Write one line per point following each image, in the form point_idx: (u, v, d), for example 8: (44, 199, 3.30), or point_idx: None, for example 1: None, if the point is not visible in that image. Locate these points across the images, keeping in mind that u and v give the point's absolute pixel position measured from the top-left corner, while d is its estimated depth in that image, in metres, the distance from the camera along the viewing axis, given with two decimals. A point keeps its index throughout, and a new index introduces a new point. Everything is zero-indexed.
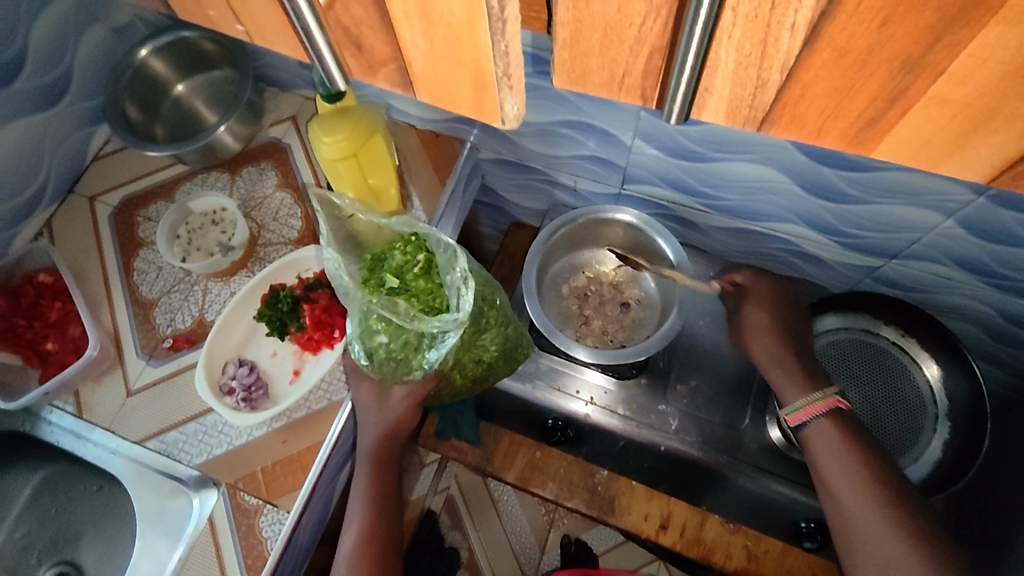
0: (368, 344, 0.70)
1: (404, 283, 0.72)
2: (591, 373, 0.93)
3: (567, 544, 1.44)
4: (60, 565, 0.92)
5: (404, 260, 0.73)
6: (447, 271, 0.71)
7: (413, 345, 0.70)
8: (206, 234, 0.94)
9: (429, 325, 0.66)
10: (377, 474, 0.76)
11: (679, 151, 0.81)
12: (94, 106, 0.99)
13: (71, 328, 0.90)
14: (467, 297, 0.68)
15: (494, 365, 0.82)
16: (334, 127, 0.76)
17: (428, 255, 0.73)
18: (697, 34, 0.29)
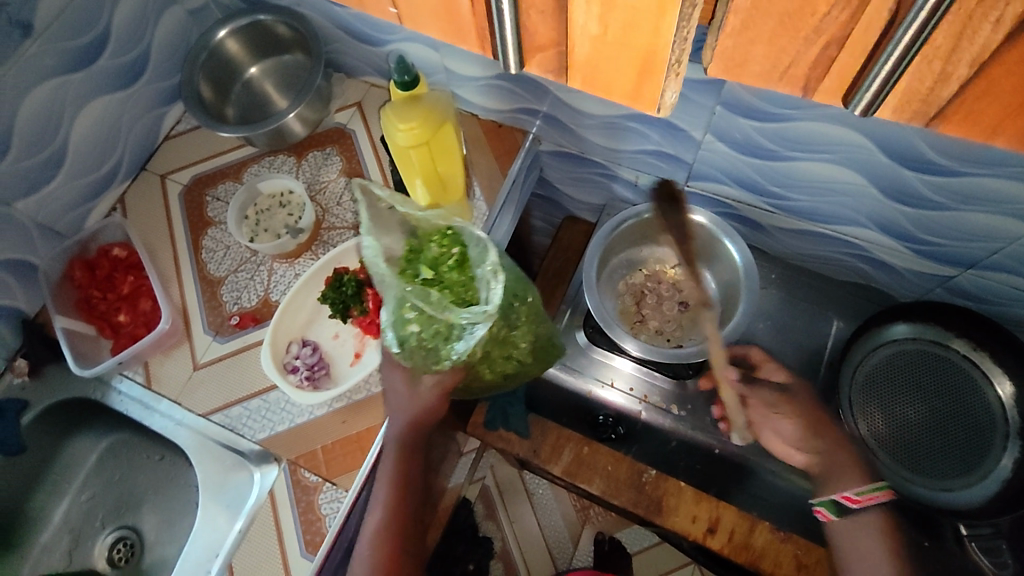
0: (400, 333, 0.69)
1: (438, 275, 0.72)
2: (620, 361, 0.93)
3: (601, 542, 1.45)
4: (122, 530, 0.96)
5: (439, 252, 0.73)
6: (479, 264, 0.71)
7: (443, 335, 0.67)
8: (273, 216, 0.95)
9: (460, 315, 0.65)
10: (403, 463, 0.74)
11: (747, 147, 0.80)
12: (169, 87, 1.02)
13: (142, 302, 0.93)
14: (497, 289, 0.67)
15: (522, 361, 0.80)
16: (407, 115, 0.77)
17: (463, 248, 0.73)
18: (904, 44, 0.34)
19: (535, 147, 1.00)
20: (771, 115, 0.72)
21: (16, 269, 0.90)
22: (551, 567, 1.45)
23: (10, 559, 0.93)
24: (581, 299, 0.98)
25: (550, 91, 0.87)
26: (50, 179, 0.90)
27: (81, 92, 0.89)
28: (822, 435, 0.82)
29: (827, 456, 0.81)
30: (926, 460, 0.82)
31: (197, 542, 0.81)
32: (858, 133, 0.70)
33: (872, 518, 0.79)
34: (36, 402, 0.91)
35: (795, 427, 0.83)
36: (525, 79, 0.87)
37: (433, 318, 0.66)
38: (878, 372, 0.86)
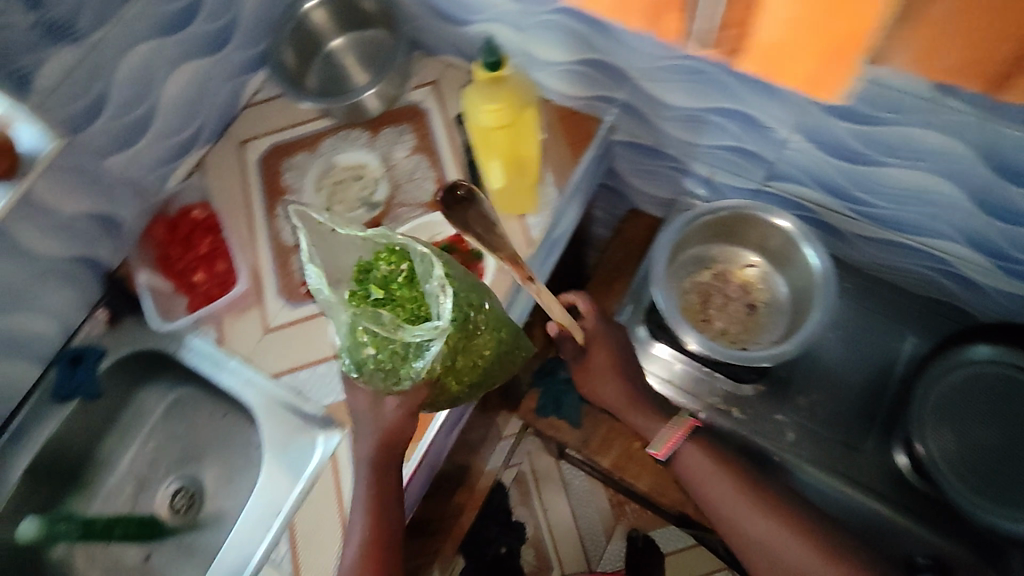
0: (357, 357, 0.65)
1: (389, 293, 0.70)
2: (659, 348, 0.94)
3: (635, 538, 1.45)
4: (182, 480, 1.01)
5: (387, 271, 0.71)
6: (428, 280, 0.68)
7: (401, 354, 0.65)
8: (348, 189, 0.97)
9: (412, 334, 0.63)
10: (375, 481, 0.74)
11: (837, 149, 0.77)
12: (253, 55, 1.04)
13: (218, 263, 0.95)
14: (447, 304, 0.64)
15: (492, 371, 0.77)
16: (491, 96, 0.77)
17: (411, 263, 0.71)
18: None
19: (608, 136, 0.98)
20: (870, 118, 0.70)
21: (102, 223, 0.94)
22: (582, 556, 1.45)
23: (80, 497, 0.98)
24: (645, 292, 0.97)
25: (633, 79, 0.85)
26: (138, 138, 0.93)
27: (173, 56, 0.91)
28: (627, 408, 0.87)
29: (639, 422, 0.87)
30: (1001, 488, 0.77)
31: (257, 500, 0.83)
32: (964, 145, 0.67)
33: (685, 446, 0.85)
34: (113, 350, 0.95)
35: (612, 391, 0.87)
36: (609, 66, 0.85)
37: (387, 340, 0.64)
38: (953, 391, 0.81)
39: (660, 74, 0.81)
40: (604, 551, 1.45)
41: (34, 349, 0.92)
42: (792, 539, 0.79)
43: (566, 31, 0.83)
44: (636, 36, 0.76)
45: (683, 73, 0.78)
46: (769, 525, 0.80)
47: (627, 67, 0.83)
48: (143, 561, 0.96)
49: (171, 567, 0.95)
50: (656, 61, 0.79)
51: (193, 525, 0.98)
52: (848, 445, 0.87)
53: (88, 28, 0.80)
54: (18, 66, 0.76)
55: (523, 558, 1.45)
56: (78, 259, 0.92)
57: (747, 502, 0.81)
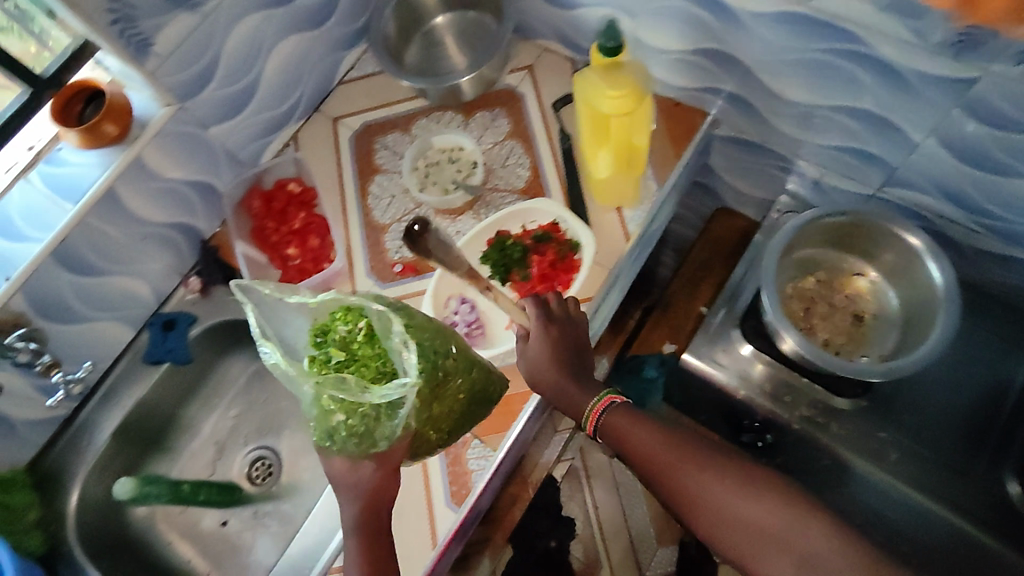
0: (327, 426, 0.57)
1: (349, 354, 0.59)
2: (747, 348, 0.90)
3: (686, 544, 1.30)
4: (262, 450, 1.02)
5: (345, 330, 0.59)
6: (389, 336, 0.59)
7: (374, 417, 0.56)
8: (442, 171, 0.97)
9: (380, 394, 0.55)
10: (367, 547, 0.64)
11: (974, 156, 0.72)
12: (352, 31, 1.03)
13: (311, 239, 0.96)
14: (414, 357, 0.56)
15: (466, 410, 0.70)
16: (615, 82, 0.74)
17: (369, 317, 0.60)
18: None
19: (711, 130, 0.94)
20: (1020, 123, 0.65)
21: (201, 191, 0.94)
22: (631, 561, 1.31)
23: (162, 459, 0.99)
24: (739, 295, 0.93)
25: (751, 71, 0.81)
26: (240, 109, 0.93)
27: (280, 28, 0.91)
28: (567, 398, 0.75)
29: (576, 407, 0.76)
30: None
31: None
32: None
33: (607, 416, 0.74)
34: (204, 318, 0.97)
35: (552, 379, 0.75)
36: (727, 57, 0.82)
37: (356, 405, 0.56)
38: None
39: (783, 67, 0.78)
40: (655, 555, 1.30)
41: (131, 311, 0.93)
42: (730, 493, 0.66)
43: (685, 18, 0.80)
44: (765, 25, 0.73)
45: (814, 67, 0.74)
46: (722, 487, 0.66)
47: (747, 59, 0.80)
48: (220, 526, 0.97)
49: (246, 535, 0.96)
50: (783, 54, 0.76)
51: (270, 495, 0.99)
52: (954, 468, 0.83)
53: None
54: (138, 30, 0.76)
55: (572, 554, 1.32)
56: (175, 226, 0.93)
57: (659, 450, 0.70)
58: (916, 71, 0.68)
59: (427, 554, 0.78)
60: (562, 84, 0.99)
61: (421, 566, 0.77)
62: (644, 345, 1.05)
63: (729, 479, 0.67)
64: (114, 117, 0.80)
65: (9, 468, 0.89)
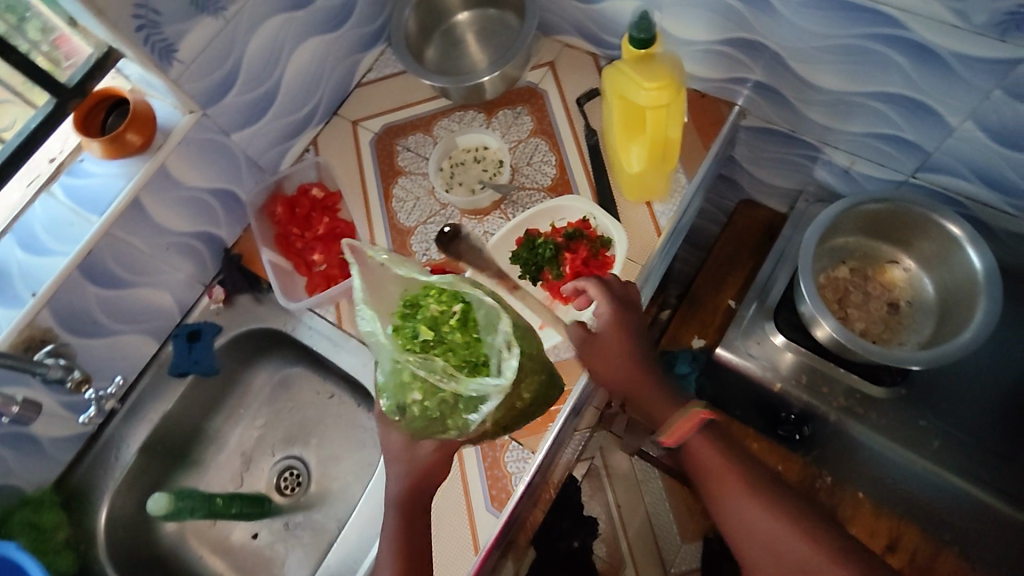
0: (404, 400, 0.59)
1: (438, 336, 0.60)
2: (782, 339, 0.89)
3: (710, 540, 1.26)
4: (290, 460, 0.99)
5: (439, 311, 0.61)
6: (489, 331, 0.60)
7: (451, 405, 0.58)
8: (468, 171, 0.95)
9: (467, 387, 0.56)
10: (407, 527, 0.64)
11: (1012, 136, 0.72)
12: (369, 33, 1.02)
13: (336, 244, 0.94)
14: (512, 361, 0.57)
15: (528, 411, 0.68)
16: (649, 73, 0.74)
17: (466, 305, 0.61)
18: None
19: (737, 121, 0.94)
20: None
21: (224, 199, 0.93)
22: (656, 559, 1.29)
23: (191, 474, 0.97)
24: (772, 287, 0.92)
25: (781, 59, 0.81)
26: (262, 115, 0.92)
27: (301, 31, 0.90)
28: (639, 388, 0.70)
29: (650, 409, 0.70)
30: None
31: (377, 483, 0.82)
32: None
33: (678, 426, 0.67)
34: (229, 328, 0.95)
35: (622, 360, 0.71)
36: (757, 46, 0.82)
37: (438, 390, 0.57)
38: None
39: (814, 54, 0.77)
40: (679, 553, 1.28)
41: (155, 323, 0.92)
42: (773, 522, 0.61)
43: (714, 7, 0.80)
44: (797, 12, 0.73)
45: (849, 52, 0.74)
46: (771, 534, 0.61)
47: (778, 48, 0.80)
48: (251, 539, 0.95)
49: (278, 548, 0.94)
50: (816, 41, 0.75)
51: (301, 506, 0.96)
52: (1000, 456, 0.82)
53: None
54: (163, 36, 0.75)
55: (595, 554, 1.30)
56: (198, 235, 0.91)
57: (719, 468, 0.65)
58: (955, 54, 0.67)
59: (468, 559, 0.76)
60: (585, 80, 0.98)
61: (462, 572, 0.76)
62: (673, 341, 1.04)
63: (779, 520, 0.61)
64: (138, 127, 0.79)
65: (37, 488, 0.88)
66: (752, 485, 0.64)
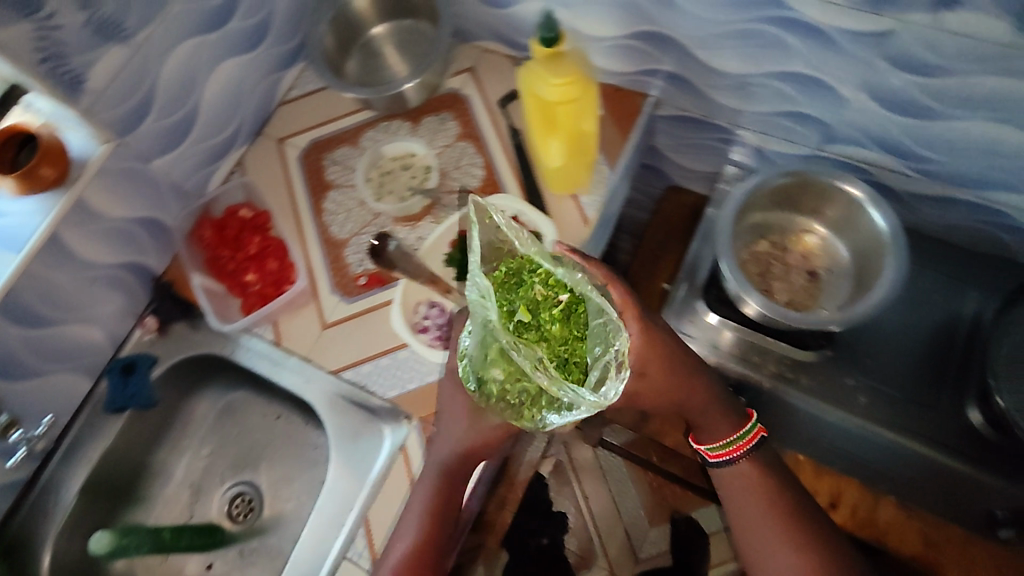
0: (484, 369, 0.59)
1: (536, 320, 0.58)
2: (713, 317, 0.92)
3: None
4: (240, 485, 0.98)
5: (543, 296, 0.59)
6: (596, 339, 0.57)
7: (531, 394, 0.57)
8: (397, 179, 0.96)
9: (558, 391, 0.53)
10: (442, 489, 0.72)
11: (899, 105, 0.77)
12: (287, 51, 1.03)
13: (269, 262, 0.93)
14: (617, 385, 0.54)
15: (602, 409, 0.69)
16: (556, 70, 0.76)
17: (573, 297, 0.59)
18: None
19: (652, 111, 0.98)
20: (935, 68, 0.70)
21: (149, 227, 0.91)
22: None
23: (137, 511, 0.95)
24: (700, 265, 0.96)
25: (685, 48, 0.85)
26: (182, 139, 0.91)
27: (216, 52, 0.90)
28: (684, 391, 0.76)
29: (702, 394, 0.78)
30: None
31: (327, 500, 0.82)
32: None
33: (723, 432, 0.80)
34: (165, 358, 0.93)
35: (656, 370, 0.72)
36: (660, 37, 0.85)
37: (525, 376, 0.56)
38: None
39: (714, 42, 0.81)
40: None
41: (87, 359, 0.90)
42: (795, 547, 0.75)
43: (617, 3, 0.83)
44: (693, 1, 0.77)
45: (742, 36, 0.78)
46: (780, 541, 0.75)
47: (679, 38, 0.84)
48: (205, 570, 0.93)
49: None
50: (712, 28, 0.79)
51: (255, 531, 0.95)
52: (923, 403, 0.85)
53: (135, 26, 0.78)
54: (70, 67, 0.74)
55: None
56: (125, 266, 0.90)
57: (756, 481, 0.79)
58: (836, 29, 0.72)
59: None
60: (505, 82, 1.00)
61: None
62: None
63: (790, 536, 0.75)
64: (50, 160, 0.75)
65: None
66: (776, 500, 0.78)
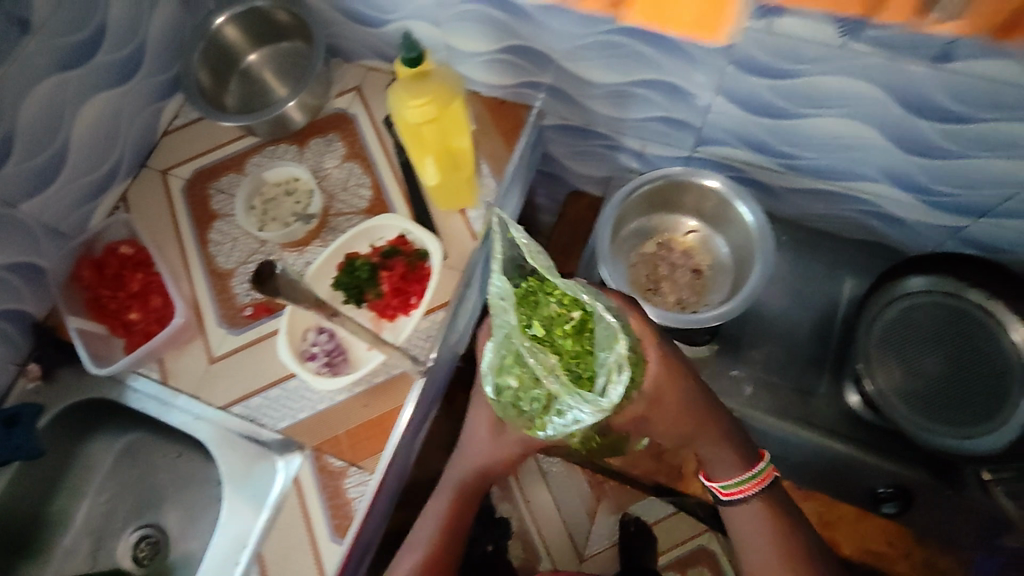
0: (498, 375, 0.57)
1: (549, 338, 0.54)
2: None
3: (626, 523, 1.33)
4: (145, 528, 0.97)
5: (557, 313, 0.54)
6: (601, 347, 0.55)
7: (542, 403, 0.55)
8: (280, 206, 0.94)
9: (567, 399, 0.50)
10: (461, 502, 0.81)
11: (757, 106, 0.79)
12: (165, 81, 1.00)
13: (153, 299, 0.91)
14: (617, 388, 0.52)
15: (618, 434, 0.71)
16: (417, 91, 0.76)
17: (585, 313, 0.55)
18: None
19: (538, 122, 0.99)
20: (780, 71, 0.72)
21: (25, 273, 0.89)
22: (570, 548, 1.34)
23: (34, 565, 0.91)
24: (593, 269, 0.98)
25: (556, 61, 0.85)
26: (53, 179, 0.88)
27: (81, 89, 0.87)
28: (705, 422, 0.73)
29: (720, 416, 0.75)
30: (941, 409, 0.81)
31: (226, 536, 0.83)
32: (879, 87, 0.69)
33: (730, 467, 0.76)
34: (51, 405, 0.91)
35: (677, 397, 0.69)
36: (530, 51, 0.86)
37: (537, 383, 0.53)
38: (893, 324, 0.85)
39: (580, 53, 0.82)
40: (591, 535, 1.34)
41: None
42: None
43: (483, 20, 0.83)
44: (553, 17, 0.77)
45: (603, 48, 0.79)
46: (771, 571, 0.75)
47: (548, 51, 0.84)
48: None
49: None
50: (577, 40, 0.80)
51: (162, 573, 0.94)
52: (802, 390, 0.89)
53: None
54: None
55: (511, 553, 1.33)
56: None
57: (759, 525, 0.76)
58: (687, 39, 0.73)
59: None
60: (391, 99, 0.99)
61: None
62: None
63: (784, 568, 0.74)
64: None
65: None
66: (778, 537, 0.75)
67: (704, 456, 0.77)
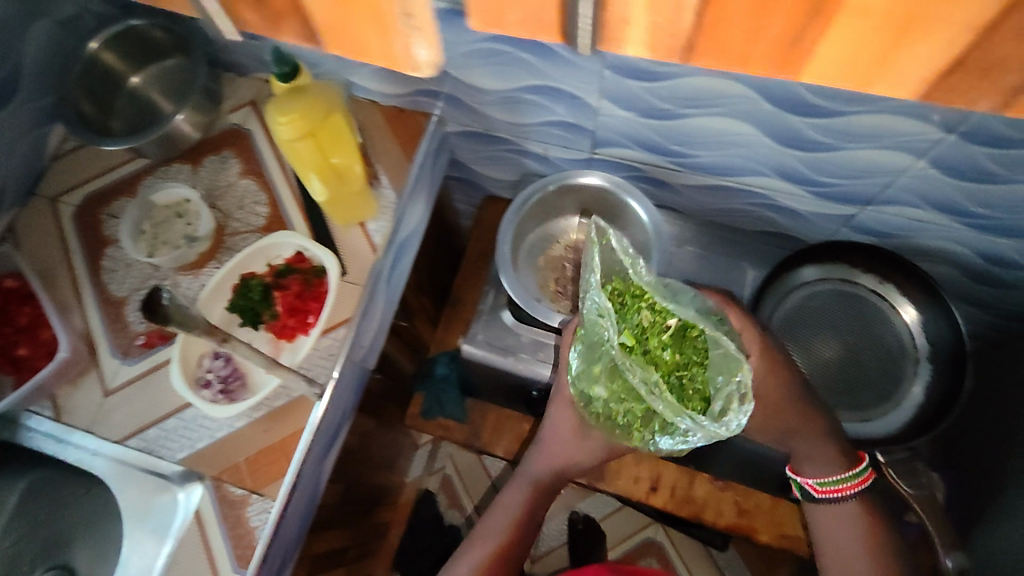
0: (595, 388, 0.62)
1: (646, 348, 0.56)
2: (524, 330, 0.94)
3: (573, 521, 1.33)
4: (53, 570, 0.92)
5: (651, 322, 0.57)
6: (718, 369, 0.56)
7: (644, 419, 0.59)
8: (170, 228, 0.91)
9: (678, 420, 0.53)
10: (535, 500, 0.78)
11: (642, 108, 0.79)
12: (46, 104, 0.96)
13: (42, 332, 0.87)
14: (739, 416, 0.54)
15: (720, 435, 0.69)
16: (288, 107, 0.74)
17: (683, 322, 0.57)
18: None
19: (440, 129, 0.98)
20: (652, 73, 0.72)
21: None
22: None
23: None
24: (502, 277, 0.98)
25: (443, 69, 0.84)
26: None
27: None
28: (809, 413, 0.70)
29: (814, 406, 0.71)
30: (842, 395, 0.83)
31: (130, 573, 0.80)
32: (750, 86, 0.69)
33: (831, 464, 0.71)
34: None
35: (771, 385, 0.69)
36: None
37: (639, 401, 0.58)
38: (791, 314, 0.86)
39: (466, 61, 0.81)
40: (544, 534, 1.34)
41: None
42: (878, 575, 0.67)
43: None
44: None
45: (483, 55, 0.78)
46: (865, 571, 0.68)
47: None
48: None
49: None
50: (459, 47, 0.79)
51: None
52: None
53: None
54: None
55: None
56: None
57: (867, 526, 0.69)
58: (559, 44, 0.72)
59: None
60: None
61: None
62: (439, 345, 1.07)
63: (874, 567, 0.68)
64: None
65: None
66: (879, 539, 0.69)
67: (796, 449, 0.73)
